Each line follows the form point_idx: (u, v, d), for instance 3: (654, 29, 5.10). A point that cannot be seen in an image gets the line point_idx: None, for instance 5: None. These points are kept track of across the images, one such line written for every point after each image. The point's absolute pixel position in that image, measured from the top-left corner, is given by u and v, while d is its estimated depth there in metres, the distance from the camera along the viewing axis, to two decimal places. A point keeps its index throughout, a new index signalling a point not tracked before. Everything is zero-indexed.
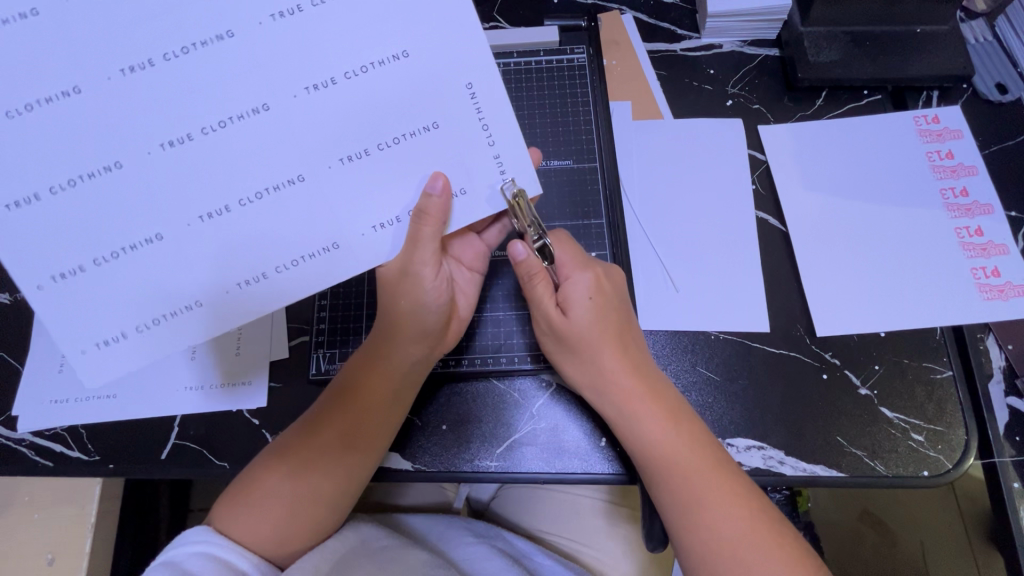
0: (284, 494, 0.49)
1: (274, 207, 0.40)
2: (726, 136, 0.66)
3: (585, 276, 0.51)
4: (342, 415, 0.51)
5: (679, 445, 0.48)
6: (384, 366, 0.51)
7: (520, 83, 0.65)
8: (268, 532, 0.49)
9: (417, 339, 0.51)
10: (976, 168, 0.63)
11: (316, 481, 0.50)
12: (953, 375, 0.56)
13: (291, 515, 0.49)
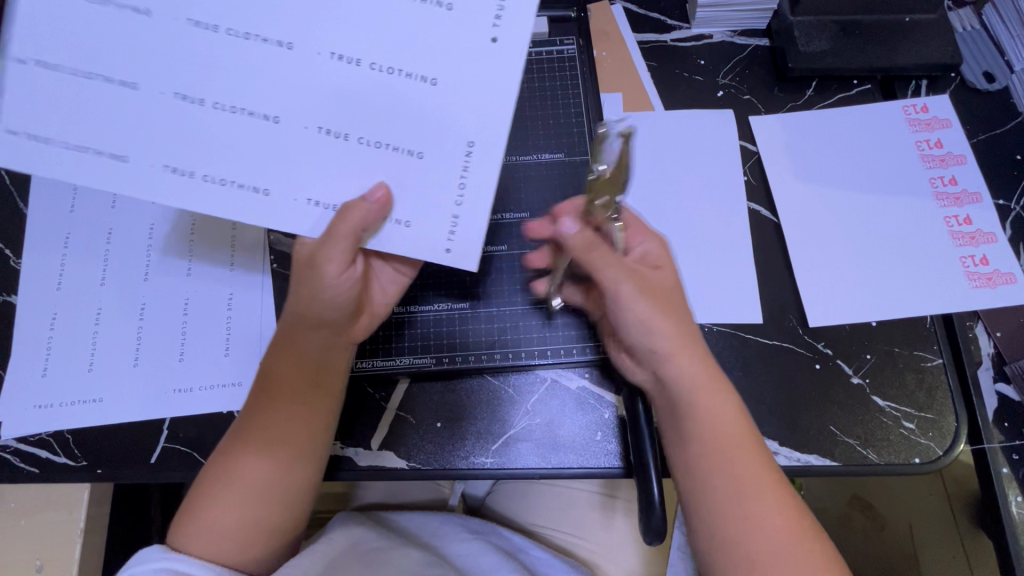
0: (234, 502, 0.48)
1: (255, 203, 0.40)
2: (717, 127, 0.65)
3: (658, 245, 0.49)
4: (261, 416, 0.49)
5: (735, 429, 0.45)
6: (296, 357, 0.49)
7: None
8: (223, 545, 0.48)
9: (314, 326, 0.48)
10: (965, 157, 0.63)
11: (264, 480, 0.49)
12: (943, 362, 0.57)
13: (246, 520, 0.48)
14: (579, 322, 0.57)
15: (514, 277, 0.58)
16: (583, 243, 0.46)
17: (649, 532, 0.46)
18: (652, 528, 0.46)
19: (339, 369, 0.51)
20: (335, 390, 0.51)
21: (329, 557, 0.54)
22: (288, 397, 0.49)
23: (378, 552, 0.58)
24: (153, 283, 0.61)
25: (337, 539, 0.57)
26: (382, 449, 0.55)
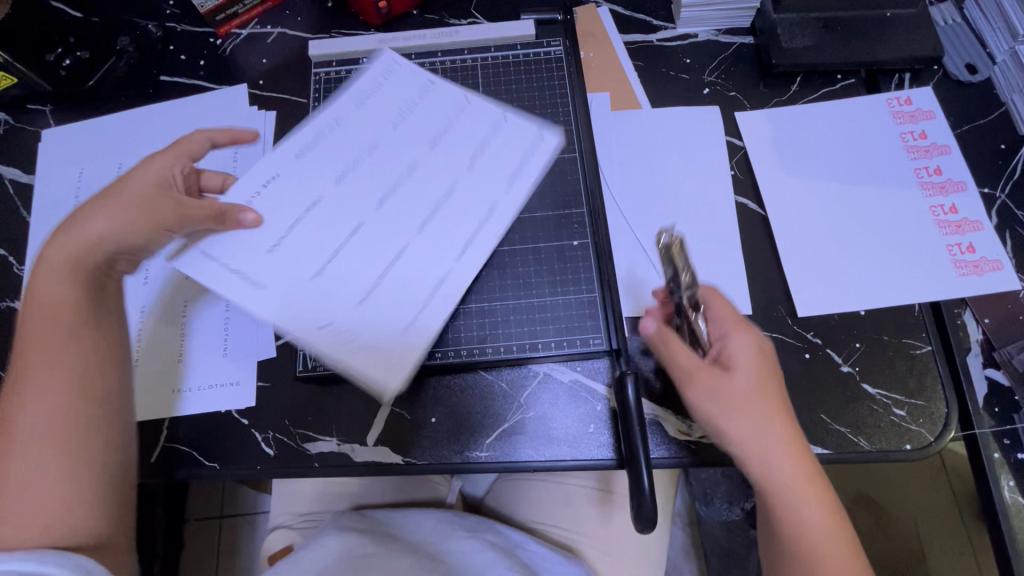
0: (22, 462, 0.42)
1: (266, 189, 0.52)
2: (703, 123, 0.67)
3: (742, 331, 0.49)
4: (34, 374, 0.45)
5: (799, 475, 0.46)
6: (35, 318, 0.47)
7: (497, 77, 0.66)
8: (29, 522, 0.41)
9: (51, 276, 0.47)
10: (948, 147, 0.64)
11: (23, 437, 0.43)
12: (932, 350, 0.57)
13: (28, 482, 0.42)
14: (572, 315, 0.57)
15: (506, 270, 0.59)
16: (662, 340, 0.50)
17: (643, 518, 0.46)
18: (642, 513, 0.46)
19: (59, 330, 0.46)
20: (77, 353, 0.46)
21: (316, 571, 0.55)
22: (25, 355, 0.46)
23: (367, 558, 0.58)
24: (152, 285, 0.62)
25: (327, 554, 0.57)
26: (377, 445, 0.56)
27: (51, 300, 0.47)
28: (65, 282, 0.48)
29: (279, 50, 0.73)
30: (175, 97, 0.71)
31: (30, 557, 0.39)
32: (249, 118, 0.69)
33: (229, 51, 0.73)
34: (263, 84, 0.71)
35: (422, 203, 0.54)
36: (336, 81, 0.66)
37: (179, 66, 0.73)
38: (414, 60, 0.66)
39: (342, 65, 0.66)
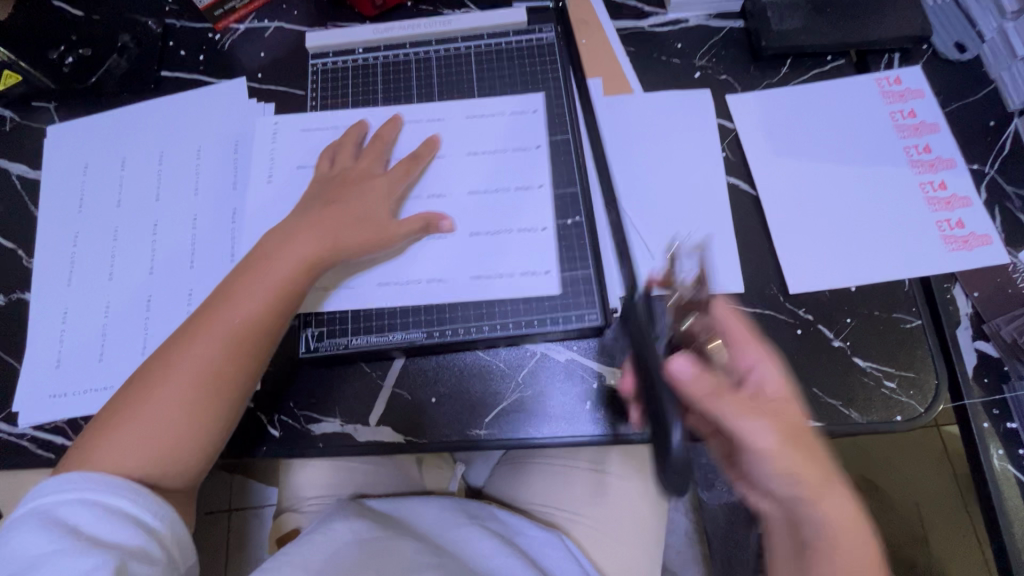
0: (157, 399, 0.50)
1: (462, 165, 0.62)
2: (694, 106, 0.67)
3: (767, 357, 0.48)
4: (188, 335, 0.51)
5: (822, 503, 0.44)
6: (256, 286, 0.53)
7: (490, 64, 0.67)
8: (120, 462, 0.48)
9: (302, 229, 0.55)
10: (938, 125, 0.65)
11: (176, 376, 0.50)
12: (922, 323, 0.58)
13: (166, 422, 0.49)
14: (567, 293, 0.58)
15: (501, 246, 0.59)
16: (708, 387, 0.42)
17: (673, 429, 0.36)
18: (675, 472, 0.36)
19: (279, 287, 0.53)
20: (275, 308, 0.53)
21: (327, 557, 0.55)
22: (235, 294, 0.53)
23: (379, 544, 0.60)
24: (157, 274, 0.64)
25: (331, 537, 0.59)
26: (378, 424, 0.58)
27: (277, 270, 0.54)
28: (294, 253, 0.54)
29: (276, 43, 0.74)
30: (176, 91, 0.72)
31: (127, 494, 0.47)
32: (248, 109, 0.71)
33: (227, 45, 0.75)
34: (261, 77, 0.72)
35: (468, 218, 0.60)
36: (333, 71, 0.67)
37: (179, 61, 0.74)
38: (409, 50, 0.68)
39: (339, 56, 0.68)
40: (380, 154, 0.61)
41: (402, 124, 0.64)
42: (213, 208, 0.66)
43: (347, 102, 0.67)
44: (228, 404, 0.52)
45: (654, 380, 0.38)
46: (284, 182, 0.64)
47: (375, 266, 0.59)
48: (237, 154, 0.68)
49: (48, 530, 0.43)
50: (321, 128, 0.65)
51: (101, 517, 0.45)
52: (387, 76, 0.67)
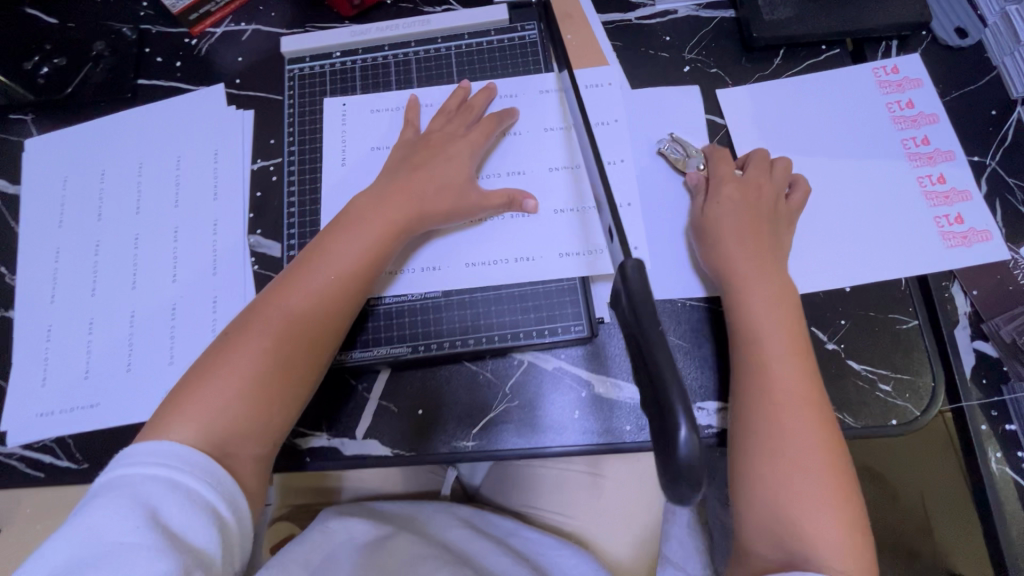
0: (245, 357, 0.51)
1: (518, 138, 0.63)
2: (684, 102, 0.65)
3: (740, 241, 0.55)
4: (271, 301, 0.54)
5: (812, 430, 0.48)
6: (338, 254, 0.55)
7: (471, 66, 0.66)
8: (204, 425, 0.49)
9: (391, 199, 0.57)
10: (937, 116, 0.63)
11: (271, 337, 0.52)
12: (919, 324, 0.57)
13: (248, 381, 0.51)
14: (552, 303, 0.58)
15: (486, 260, 0.59)
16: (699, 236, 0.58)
17: (685, 431, 0.30)
18: (680, 477, 0.31)
19: (369, 262, 0.55)
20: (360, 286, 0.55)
21: (324, 555, 0.56)
22: (325, 258, 0.55)
23: (376, 543, 0.61)
24: (141, 290, 0.63)
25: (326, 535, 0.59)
26: (364, 438, 0.57)
27: (355, 244, 0.55)
28: (381, 221, 0.56)
29: (254, 47, 0.72)
30: (153, 100, 0.71)
31: (207, 480, 0.46)
32: (228, 117, 0.69)
33: (204, 51, 0.73)
34: (240, 84, 0.71)
35: (550, 190, 0.61)
36: (311, 77, 0.67)
37: (156, 68, 0.72)
38: (388, 52, 0.67)
39: (316, 60, 0.67)
40: (468, 122, 0.62)
41: (494, 94, 0.64)
42: (195, 220, 0.66)
43: (324, 108, 0.66)
44: (309, 369, 0.53)
45: (657, 364, 0.33)
46: (356, 164, 0.64)
47: (457, 245, 0.60)
48: (218, 163, 0.68)
49: (129, 502, 0.43)
50: (391, 110, 0.65)
51: (179, 500, 0.44)
52: (366, 80, 0.66)
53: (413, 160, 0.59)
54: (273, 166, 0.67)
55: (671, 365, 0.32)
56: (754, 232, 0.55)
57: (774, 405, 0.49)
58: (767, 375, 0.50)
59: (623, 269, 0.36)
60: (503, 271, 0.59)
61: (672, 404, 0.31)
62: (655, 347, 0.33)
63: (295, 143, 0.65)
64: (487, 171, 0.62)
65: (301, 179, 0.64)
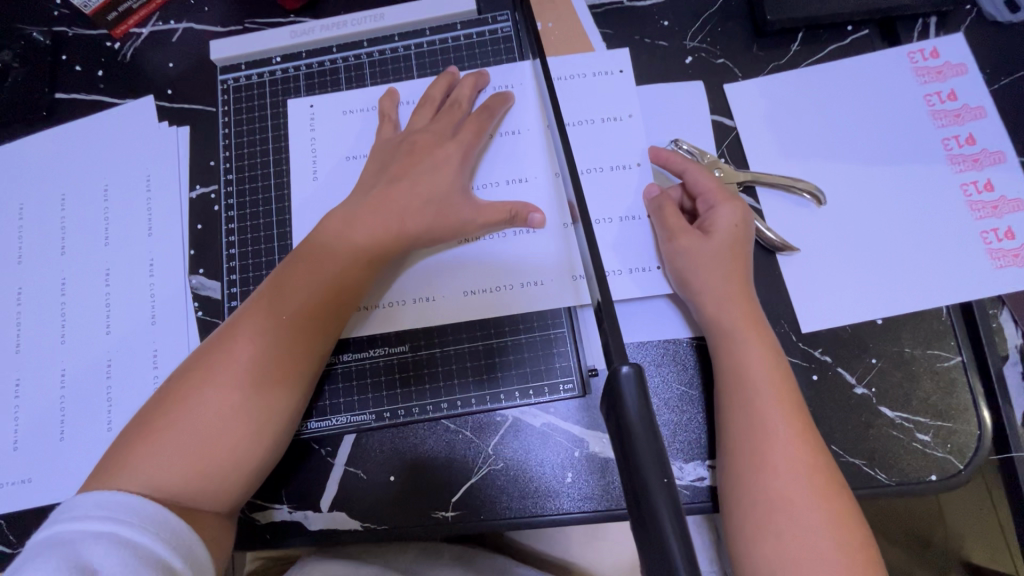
0: (202, 402, 0.43)
1: (507, 139, 0.54)
2: (686, 101, 0.56)
3: (714, 273, 0.47)
4: (234, 331, 0.46)
5: (813, 485, 0.41)
6: (311, 275, 0.47)
7: (437, 67, 0.56)
8: (157, 479, 0.41)
9: (367, 212, 0.49)
10: (984, 109, 0.53)
11: (232, 378, 0.44)
12: (962, 361, 0.49)
13: (206, 430, 0.43)
14: (536, 356, 0.51)
15: (460, 309, 0.51)
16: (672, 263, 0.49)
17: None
18: None
19: (346, 287, 0.47)
20: (336, 315, 0.47)
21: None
22: (293, 282, 0.47)
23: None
24: (71, 343, 0.56)
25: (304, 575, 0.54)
26: (329, 514, 0.50)
27: (329, 266, 0.47)
28: (356, 239, 0.48)
29: (185, 50, 0.62)
30: (74, 118, 0.61)
31: (164, 536, 0.38)
32: (160, 137, 0.60)
33: (128, 55, 0.62)
34: (171, 94, 0.61)
35: (545, 203, 0.52)
36: (247, 87, 0.58)
37: (75, 79, 0.62)
38: (335, 55, 0.57)
39: (252, 68, 0.58)
40: (457, 122, 0.53)
41: (485, 84, 0.55)
42: (128, 260, 0.57)
43: (264, 123, 0.57)
44: (279, 413, 0.45)
45: (662, 530, 0.23)
46: (329, 177, 0.55)
47: (448, 268, 0.52)
48: (152, 192, 0.59)
49: (63, 564, 0.34)
50: (363, 111, 0.56)
51: (125, 559, 0.36)
52: (311, 88, 0.57)
53: (388, 170, 0.51)
54: (214, 193, 0.58)
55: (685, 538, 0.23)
56: (733, 270, 0.47)
57: (764, 455, 0.42)
58: (757, 424, 0.43)
59: (617, 379, 0.27)
60: (498, 301, 0.51)
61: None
62: (657, 502, 0.24)
63: (233, 168, 0.56)
64: (482, 179, 0.53)
65: (241, 209, 0.55)
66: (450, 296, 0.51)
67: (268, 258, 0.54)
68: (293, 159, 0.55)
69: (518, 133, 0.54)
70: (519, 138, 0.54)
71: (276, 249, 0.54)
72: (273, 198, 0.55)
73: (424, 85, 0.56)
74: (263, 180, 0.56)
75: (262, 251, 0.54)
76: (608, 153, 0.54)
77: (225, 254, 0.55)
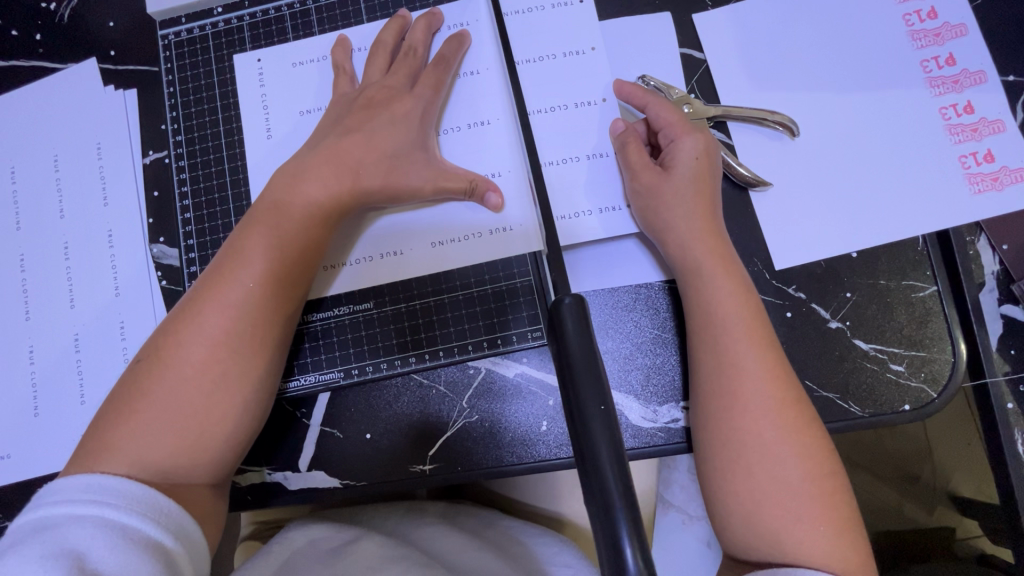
0: (174, 376, 0.42)
1: (466, 80, 0.51)
2: (653, 34, 0.53)
3: (684, 207, 0.45)
4: (196, 299, 0.44)
5: (783, 417, 0.41)
6: (269, 235, 0.45)
7: (387, 9, 0.53)
8: (139, 455, 0.40)
9: (318, 165, 0.46)
10: (965, 26, 0.51)
11: (203, 348, 0.42)
12: (938, 290, 0.48)
13: (184, 402, 0.42)
14: (505, 305, 0.50)
15: (427, 262, 0.49)
16: (640, 201, 0.47)
17: (627, 533, 0.27)
18: None
19: (309, 245, 0.46)
20: (304, 275, 0.46)
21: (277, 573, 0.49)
22: (251, 243, 0.45)
23: (339, 547, 0.53)
24: (35, 321, 0.54)
25: (293, 538, 0.54)
26: (307, 472, 0.50)
27: (285, 224, 0.45)
28: (308, 192, 0.46)
29: (123, 7, 0.58)
30: (16, 87, 0.59)
31: (150, 515, 0.38)
32: (106, 101, 0.57)
33: (65, 15, 0.59)
34: (114, 56, 0.58)
35: (507, 147, 0.50)
36: (189, 42, 0.55)
37: (12, 45, 0.59)
38: (279, 2, 0.54)
39: (193, 22, 0.55)
40: (414, 71, 0.50)
41: (439, 25, 0.52)
42: (86, 232, 0.55)
43: (210, 79, 0.54)
44: (260, 379, 0.44)
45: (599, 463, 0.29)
46: (283, 133, 0.52)
47: (414, 222, 0.50)
48: (103, 160, 0.56)
49: (50, 551, 0.35)
50: (315, 61, 0.53)
51: (113, 542, 0.36)
52: (257, 40, 0.54)
53: (340, 121, 0.49)
54: (167, 158, 0.55)
55: (612, 447, 0.29)
56: (701, 204, 0.46)
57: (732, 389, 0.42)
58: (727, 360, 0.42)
59: (561, 309, 0.32)
60: (463, 253, 0.49)
61: (612, 499, 0.28)
62: (591, 421, 0.30)
63: (182, 129, 0.54)
64: (443, 125, 0.51)
65: (194, 172, 0.53)
66: (417, 248, 0.50)
67: (224, 221, 0.52)
68: (245, 117, 0.53)
69: (478, 75, 0.51)
70: (478, 79, 0.51)
71: (232, 211, 0.52)
72: (226, 158, 0.53)
73: (376, 29, 0.53)
74: (214, 140, 0.53)
75: (218, 214, 0.53)
76: (570, 92, 0.51)
77: (180, 220, 0.53)
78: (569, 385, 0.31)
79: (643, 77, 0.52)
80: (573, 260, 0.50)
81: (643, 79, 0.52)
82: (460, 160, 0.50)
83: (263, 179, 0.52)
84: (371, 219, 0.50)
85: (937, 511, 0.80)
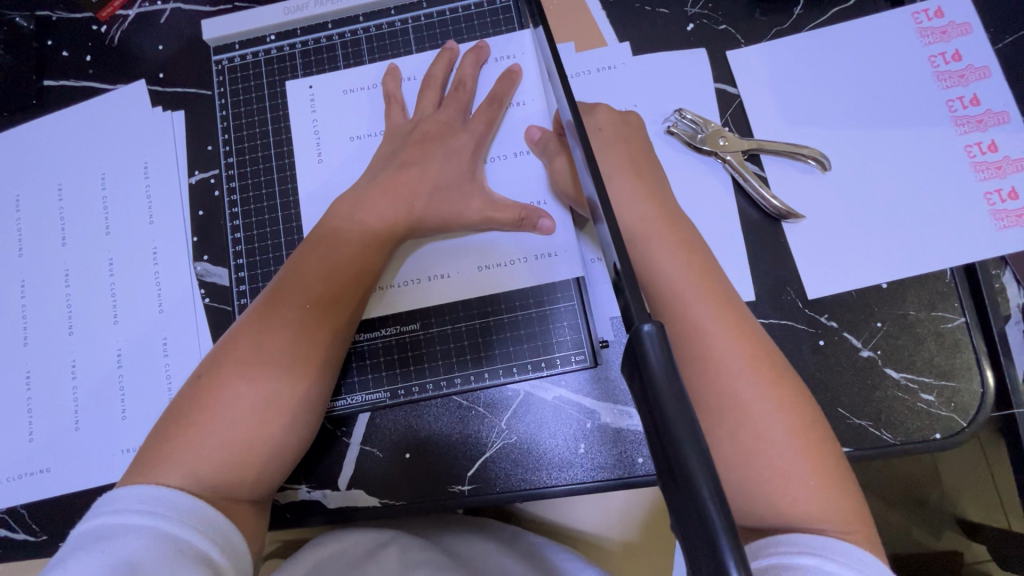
0: (233, 391, 0.43)
1: (512, 110, 0.53)
2: (688, 70, 0.55)
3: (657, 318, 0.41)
4: (257, 318, 0.46)
5: (772, 390, 0.40)
6: (328, 259, 0.47)
7: (435, 40, 0.55)
8: (197, 468, 0.41)
9: (379, 194, 0.49)
10: (988, 69, 0.53)
11: (260, 364, 0.44)
12: (966, 322, 0.50)
13: (242, 418, 0.43)
14: (546, 329, 0.51)
15: (474, 285, 0.51)
16: None
17: (738, 574, 0.21)
18: None
19: (367, 272, 0.48)
20: (358, 299, 0.48)
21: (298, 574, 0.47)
22: (310, 265, 0.47)
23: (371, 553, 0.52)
24: (78, 335, 0.55)
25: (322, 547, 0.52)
26: (348, 491, 0.51)
27: (346, 251, 0.47)
28: (365, 220, 0.48)
29: (175, 31, 0.60)
30: (66, 106, 0.60)
31: (204, 530, 0.39)
32: (156, 122, 0.59)
33: (116, 38, 0.60)
34: (163, 78, 0.59)
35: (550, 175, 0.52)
36: (242, 67, 0.57)
37: (63, 65, 0.61)
38: (331, 31, 0.56)
39: (246, 48, 0.57)
40: (464, 104, 0.52)
41: (486, 58, 0.54)
42: (132, 249, 0.57)
43: (261, 104, 0.56)
44: (315, 397, 0.46)
45: (694, 482, 0.22)
46: (334, 158, 0.54)
47: (461, 247, 0.52)
48: (150, 179, 0.58)
49: (108, 560, 0.35)
50: (366, 89, 0.55)
51: (166, 551, 0.36)
52: (308, 67, 0.56)
53: (396, 149, 0.51)
54: (214, 178, 0.57)
55: (704, 454, 0.23)
56: None
57: (732, 404, 0.40)
58: (704, 350, 0.41)
59: (637, 338, 0.24)
60: (509, 279, 0.51)
61: (712, 527, 0.22)
62: (677, 423, 0.23)
63: (233, 151, 0.56)
64: (490, 153, 0.53)
65: (243, 194, 0.55)
66: (463, 271, 0.51)
67: (273, 240, 0.54)
68: (296, 141, 0.55)
69: (523, 106, 0.53)
70: (524, 110, 0.53)
71: (281, 232, 0.54)
72: (275, 180, 0.55)
73: (425, 60, 0.55)
74: (264, 163, 0.55)
75: (267, 234, 0.54)
76: None
77: (230, 239, 0.55)
78: (652, 398, 0.24)
79: (679, 111, 0.53)
80: (597, 289, 0.51)
81: (678, 113, 0.54)
82: (507, 188, 0.52)
83: (312, 202, 0.54)
84: (421, 245, 0.52)
85: (944, 534, 0.81)
